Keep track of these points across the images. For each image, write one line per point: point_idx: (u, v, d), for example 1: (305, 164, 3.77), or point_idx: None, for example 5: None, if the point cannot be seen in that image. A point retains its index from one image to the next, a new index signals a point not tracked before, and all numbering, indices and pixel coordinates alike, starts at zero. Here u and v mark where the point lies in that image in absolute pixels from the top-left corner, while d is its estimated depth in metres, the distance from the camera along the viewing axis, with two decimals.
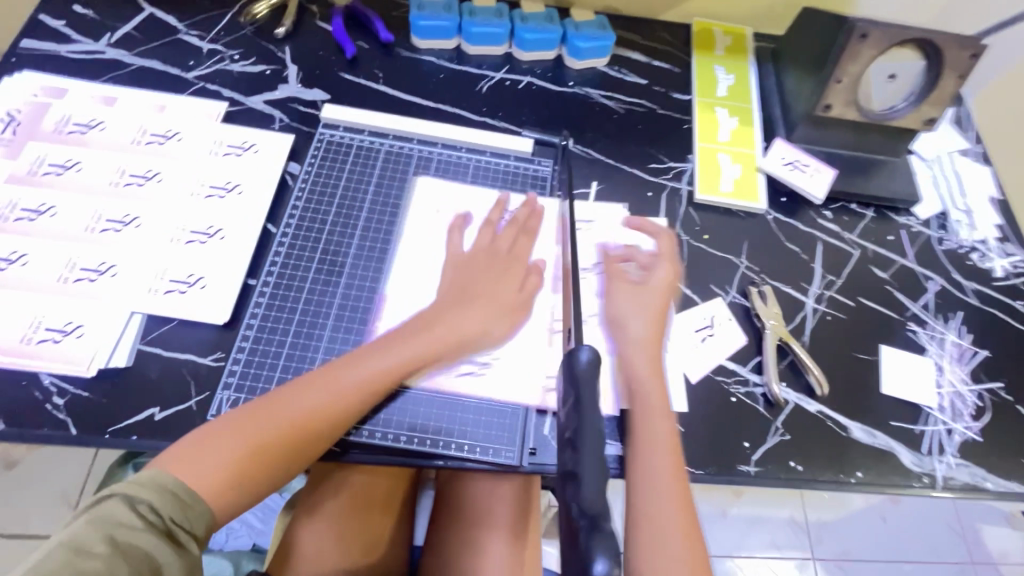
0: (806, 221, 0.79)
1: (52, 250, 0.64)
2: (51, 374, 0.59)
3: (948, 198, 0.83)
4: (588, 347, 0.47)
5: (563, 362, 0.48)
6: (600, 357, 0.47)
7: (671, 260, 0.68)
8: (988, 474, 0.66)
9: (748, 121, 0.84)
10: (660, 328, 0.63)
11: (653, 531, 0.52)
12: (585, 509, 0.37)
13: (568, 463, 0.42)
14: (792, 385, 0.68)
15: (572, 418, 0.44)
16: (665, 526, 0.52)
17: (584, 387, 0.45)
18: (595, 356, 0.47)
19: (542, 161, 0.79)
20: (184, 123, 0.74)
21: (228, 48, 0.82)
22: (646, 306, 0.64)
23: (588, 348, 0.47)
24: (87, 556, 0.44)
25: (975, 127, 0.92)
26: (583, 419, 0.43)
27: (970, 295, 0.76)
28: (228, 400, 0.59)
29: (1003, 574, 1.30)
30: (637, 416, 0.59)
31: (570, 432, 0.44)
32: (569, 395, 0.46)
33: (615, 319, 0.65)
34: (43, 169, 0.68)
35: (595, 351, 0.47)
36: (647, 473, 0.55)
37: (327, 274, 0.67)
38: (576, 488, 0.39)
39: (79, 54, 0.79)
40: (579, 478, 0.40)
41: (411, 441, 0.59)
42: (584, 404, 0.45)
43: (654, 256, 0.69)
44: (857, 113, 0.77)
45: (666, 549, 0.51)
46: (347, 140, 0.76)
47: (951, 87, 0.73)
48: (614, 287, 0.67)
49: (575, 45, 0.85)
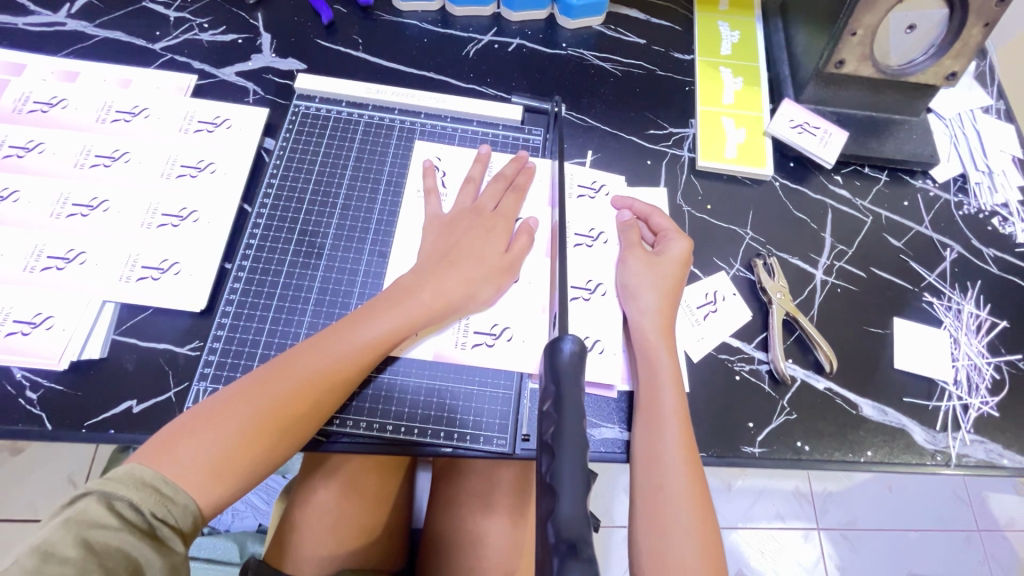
0: (816, 188, 0.74)
1: (18, 237, 0.60)
2: (23, 368, 0.56)
3: (968, 159, 0.78)
4: (571, 338, 0.44)
5: (545, 355, 0.46)
6: (583, 350, 0.44)
7: (680, 232, 0.64)
8: (1005, 450, 0.63)
9: (753, 81, 0.79)
10: (670, 301, 0.60)
11: (661, 515, 0.50)
12: (562, 533, 0.34)
13: (545, 471, 0.38)
14: (800, 361, 0.65)
15: (551, 416, 0.42)
16: (673, 508, 0.50)
17: (566, 381, 0.43)
18: (579, 348, 0.45)
19: (534, 129, 0.74)
20: (151, 98, 0.70)
21: (196, 16, 0.77)
22: (657, 279, 0.61)
23: (572, 338, 0.45)
24: (56, 561, 0.41)
25: (998, 82, 0.86)
26: (563, 420, 0.41)
27: (989, 263, 0.72)
28: (205, 390, 0.57)
29: (1009, 540, 1.29)
30: (643, 393, 0.57)
31: (548, 434, 0.40)
32: (549, 391, 0.44)
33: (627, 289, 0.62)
34: (4, 151, 0.64)
35: (579, 342, 0.45)
36: (658, 450, 0.53)
37: (306, 257, 0.63)
38: (552, 503, 0.36)
39: (37, 27, 0.74)
40: (556, 491, 0.36)
41: (398, 429, 0.57)
42: (565, 401, 0.42)
43: (667, 227, 0.64)
44: (872, 70, 0.71)
45: (675, 533, 0.49)
46: (324, 112, 0.71)
47: (977, 37, 0.67)
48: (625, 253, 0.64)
49: (567, 3, 0.79)
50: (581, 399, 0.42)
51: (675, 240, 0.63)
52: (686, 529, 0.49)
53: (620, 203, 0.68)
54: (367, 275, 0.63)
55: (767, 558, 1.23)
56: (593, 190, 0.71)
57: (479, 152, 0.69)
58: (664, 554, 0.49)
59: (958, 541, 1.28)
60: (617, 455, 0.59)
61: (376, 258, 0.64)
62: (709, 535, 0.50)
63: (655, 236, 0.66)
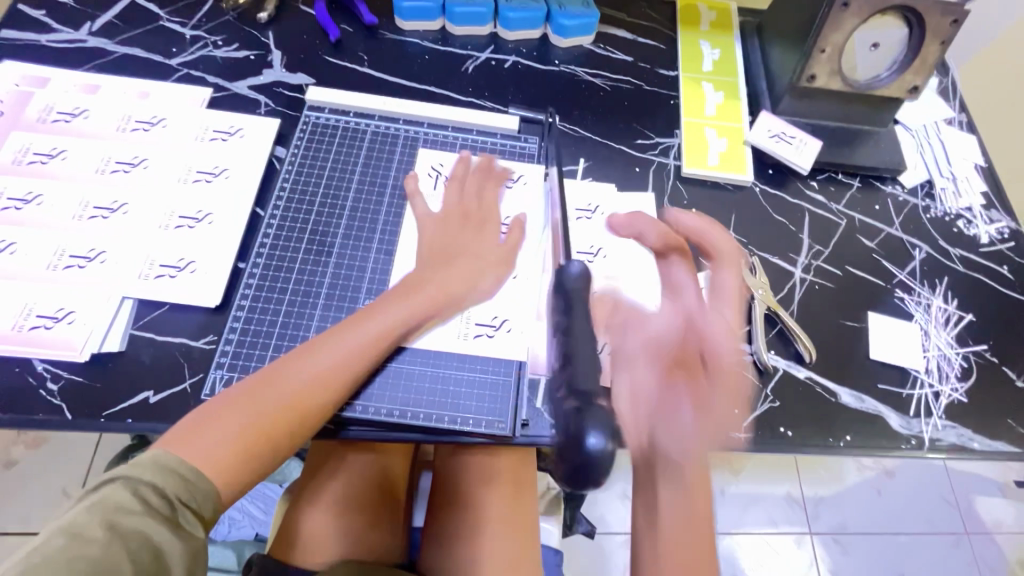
0: (794, 193, 0.80)
1: (42, 238, 0.64)
2: (44, 360, 0.59)
3: (934, 166, 0.84)
4: (577, 262, 0.61)
5: (556, 273, 0.62)
6: (586, 272, 0.61)
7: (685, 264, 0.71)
8: (975, 434, 0.67)
9: (733, 95, 0.85)
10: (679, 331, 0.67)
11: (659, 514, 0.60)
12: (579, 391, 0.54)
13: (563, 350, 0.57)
14: (781, 352, 0.69)
15: (563, 320, 0.60)
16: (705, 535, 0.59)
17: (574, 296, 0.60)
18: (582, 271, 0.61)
19: (529, 138, 0.79)
20: (169, 109, 0.74)
21: (211, 34, 0.82)
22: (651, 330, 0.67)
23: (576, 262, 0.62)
24: (84, 541, 0.42)
25: (960, 96, 0.92)
26: (573, 319, 0.59)
27: (956, 262, 0.77)
28: (220, 379, 0.60)
29: (996, 543, 1.33)
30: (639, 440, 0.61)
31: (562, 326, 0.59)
32: (560, 299, 0.61)
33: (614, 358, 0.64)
34: (29, 158, 0.68)
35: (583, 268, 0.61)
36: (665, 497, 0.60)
37: (316, 256, 0.67)
38: (570, 371, 0.56)
39: (60, 44, 0.78)
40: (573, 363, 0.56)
41: (404, 415, 0.60)
42: (574, 303, 0.60)
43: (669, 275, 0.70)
44: (840, 83, 0.77)
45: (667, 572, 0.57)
46: (333, 122, 0.76)
47: (935, 53, 0.73)
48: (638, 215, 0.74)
49: (559, 23, 0.84)
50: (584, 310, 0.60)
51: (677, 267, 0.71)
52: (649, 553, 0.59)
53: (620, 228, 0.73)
54: (374, 272, 0.67)
55: (761, 565, 1.25)
56: (591, 211, 0.74)
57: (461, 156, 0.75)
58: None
59: (947, 544, 1.31)
60: None
61: (382, 255, 0.68)
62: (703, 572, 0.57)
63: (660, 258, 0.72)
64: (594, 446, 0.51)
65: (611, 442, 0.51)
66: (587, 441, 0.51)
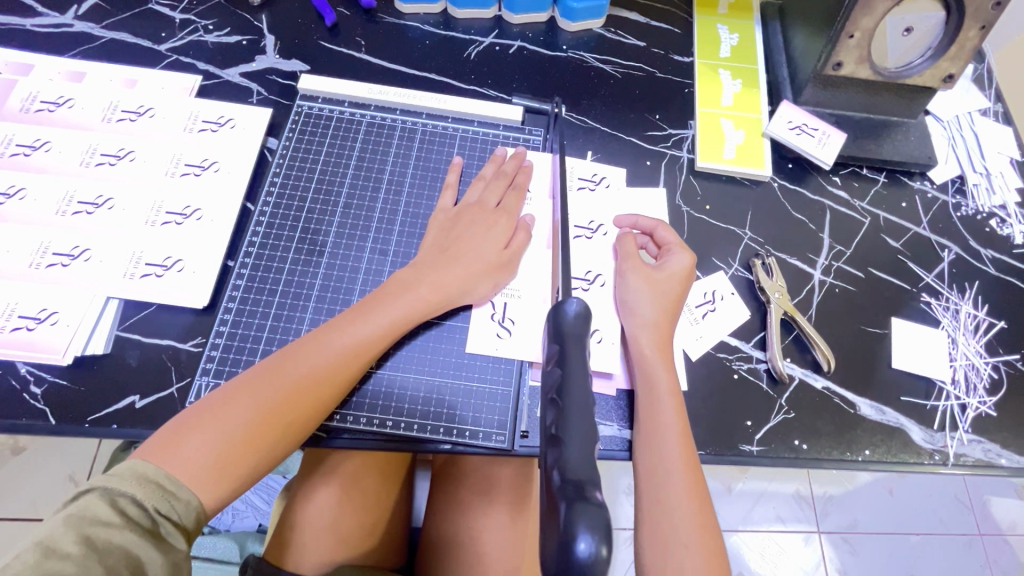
0: (815, 189, 0.75)
1: (24, 234, 0.61)
2: (27, 363, 0.57)
3: (967, 161, 0.78)
4: (576, 299, 0.46)
5: (550, 316, 0.47)
6: (588, 312, 0.46)
7: (685, 248, 0.63)
8: (1003, 450, 0.63)
9: (752, 83, 0.79)
10: (668, 314, 0.60)
11: (655, 481, 0.52)
12: (568, 477, 0.36)
13: (551, 423, 0.40)
14: (798, 361, 0.65)
15: (555, 374, 0.43)
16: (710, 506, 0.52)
17: (569, 342, 0.44)
18: (583, 311, 0.46)
19: (535, 130, 0.75)
20: (156, 97, 0.71)
21: (202, 18, 0.78)
22: (659, 293, 0.60)
23: (576, 300, 0.46)
24: (58, 558, 0.39)
25: (996, 85, 0.86)
26: (568, 375, 0.42)
27: (987, 264, 0.73)
28: (206, 386, 0.57)
29: (1011, 545, 1.29)
30: (643, 404, 0.56)
31: (553, 389, 0.42)
32: (553, 351, 0.45)
33: (624, 301, 0.61)
34: (11, 150, 0.65)
35: (584, 305, 0.46)
36: (657, 461, 0.53)
37: (307, 256, 0.64)
38: (558, 452, 0.38)
39: (46, 28, 0.75)
40: (563, 441, 0.39)
41: (397, 425, 0.57)
42: (568, 357, 0.44)
43: (670, 244, 0.64)
44: (869, 71, 0.72)
45: (675, 541, 0.49)
46: (326, 112, 0.72)
47: (973, 39, 0.68)
48: (659, 227, 0.65)
49: (568, 6, 0.79)
50: (586, 361, 0.44)
51: (676, 254, 0.62)
52: (654, 525, 0.50)
53: (624, 221, 0.67)
54: (367, 272, 0.64)
55: (768, 563, 1.22)
56: (594, 183, 0.72)
57: (453, 160, 0.70)
58: (664, 549, 0.49)
59: (960, 546, 1.28)
60: (616, 453, 0.59)
61: (376, 256, 0.64)
62: (710, 541, 0.50)
63: (659, 250, 0.65)
64: (584, 558, 0.33)
65: (608, 547, 0.33)
66: (575, 548, 0.33)
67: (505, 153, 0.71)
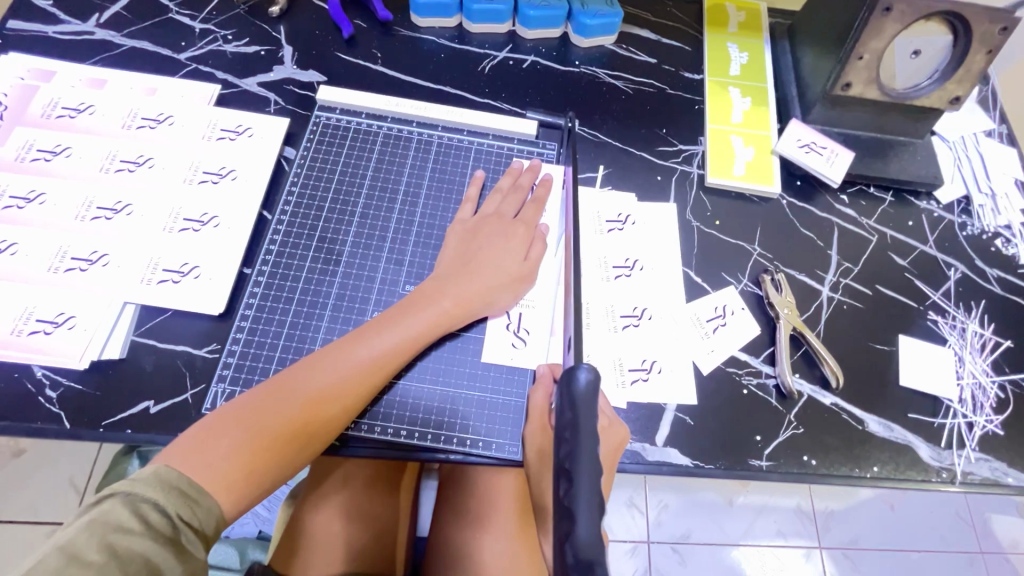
0: (822, 206, 0.76)
1: (43, 239, 0.62)
2: (43, 366, 0.57)
3: (972, 181, 0.79)
4: (588, 366, 0.40)
5: (560, 383, 0.41)
6: (600, 378, 0.40)
7: None
8: (1009, 468, 0.64)
9: (761, 101, 0.81)
10: None
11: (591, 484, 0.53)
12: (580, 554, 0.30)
13: (562, 496, 0.34)
14: (806, 376, 0.65)
15: (566, 442, 0.37)
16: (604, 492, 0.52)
17: (582, 409, 0.38)
18: (595, 375, 0.40)
19: (548, 143, 0.76)
20: (176, 105, 0.72)
21: (221, 28, 0.79)
22: None
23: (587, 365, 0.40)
24: (80, 565, 0.39)
25: (1000, 107, 0.88)
26: (579, 445, 0.36)
27: (993, 283, 0.73)
28: (222, 393, 0.58)
29: (1011, 564, 1.29)
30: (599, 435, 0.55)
31: (563, 457, 0.36)
32: (565, 419, 0.39)
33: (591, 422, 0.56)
34: (32, 154, 0.66)
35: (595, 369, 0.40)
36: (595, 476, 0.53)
37: (324, 264, 0.64)
38: (568, 525, 0.32)
39: (67, 36, 0.76)
40: (574, 512, 0.33)
41: (411, 435, 0.57)
42: (582, 426, 0.37)
43: None
44: (878, 92, 0.73)
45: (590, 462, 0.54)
46: (344, 122, 0.73)
47: (980, 62, 0.69)
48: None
49: (581, 22, 0.81)
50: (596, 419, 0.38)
51: None
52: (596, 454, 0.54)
53: None
54: (383, 282, 0.64)
55: None
56: (621, 223, 0.72)
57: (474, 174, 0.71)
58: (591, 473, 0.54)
59: (961, 563, 1.27)
60: (628, 466, 0.59)
61: (392, 266, 0.65)
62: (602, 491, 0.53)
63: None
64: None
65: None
66: None
67: (521, 166, 0.72)
